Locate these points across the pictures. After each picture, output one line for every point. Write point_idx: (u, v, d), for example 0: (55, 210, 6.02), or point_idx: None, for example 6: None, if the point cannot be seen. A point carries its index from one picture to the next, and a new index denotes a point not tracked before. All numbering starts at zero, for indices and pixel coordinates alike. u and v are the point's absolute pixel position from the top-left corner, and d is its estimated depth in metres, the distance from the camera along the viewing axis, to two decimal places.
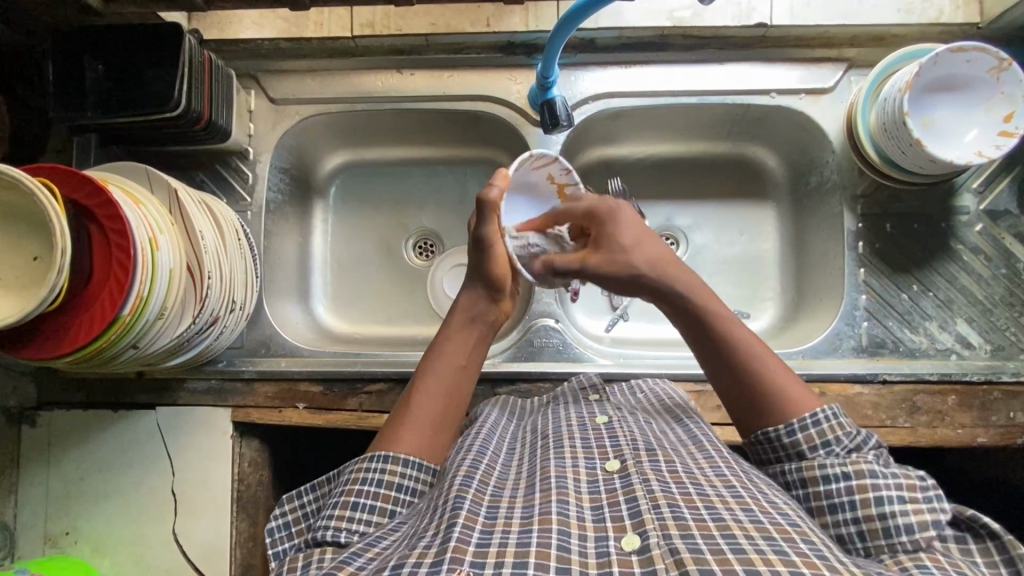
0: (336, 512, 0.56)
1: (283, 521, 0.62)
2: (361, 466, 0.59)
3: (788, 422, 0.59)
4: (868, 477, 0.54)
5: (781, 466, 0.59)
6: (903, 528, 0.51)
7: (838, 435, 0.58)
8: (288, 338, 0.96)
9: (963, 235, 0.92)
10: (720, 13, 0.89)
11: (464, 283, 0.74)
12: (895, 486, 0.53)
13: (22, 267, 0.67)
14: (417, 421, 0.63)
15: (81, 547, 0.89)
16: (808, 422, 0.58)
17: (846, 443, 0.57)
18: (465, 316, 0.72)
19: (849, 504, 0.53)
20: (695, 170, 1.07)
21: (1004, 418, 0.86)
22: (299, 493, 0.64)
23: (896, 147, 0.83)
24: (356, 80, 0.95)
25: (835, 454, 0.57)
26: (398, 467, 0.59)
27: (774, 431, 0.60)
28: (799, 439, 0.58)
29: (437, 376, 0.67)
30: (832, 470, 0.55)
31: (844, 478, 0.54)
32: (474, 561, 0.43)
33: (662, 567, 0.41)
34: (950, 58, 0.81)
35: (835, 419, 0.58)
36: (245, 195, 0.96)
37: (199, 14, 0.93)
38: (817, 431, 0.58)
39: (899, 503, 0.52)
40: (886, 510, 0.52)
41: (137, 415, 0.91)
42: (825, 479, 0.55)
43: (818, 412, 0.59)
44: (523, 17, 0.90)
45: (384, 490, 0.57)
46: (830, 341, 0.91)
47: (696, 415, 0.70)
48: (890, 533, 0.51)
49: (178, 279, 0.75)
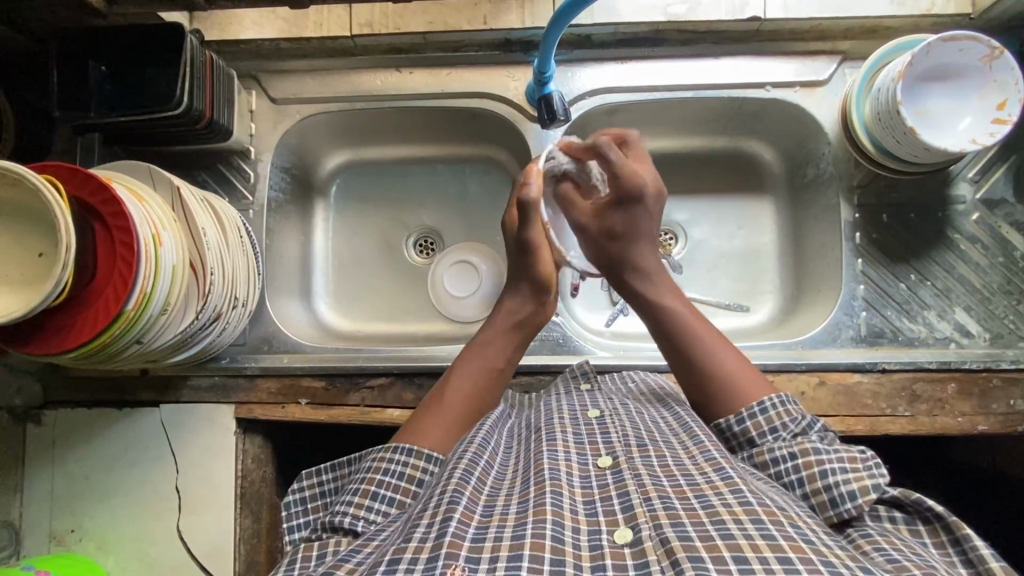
0: (356, 500, 0.56)
1: (299, 497, 0.63)
2: (384, 457, 0.59)
3: (738, 412, 0.60)
4: (812, 454, 0.54)
5: (736, 455, 0.60)
6: (847, 495, 0.51)
7: (784, 420, 0.58)
8: (290, 335, 0.97)
9: (959, 224, 0.92)
10: (714, 8, 0.89)
11: (511, 283, 0.78)
12: (838, 461, 0.53)
13: (26, 264, 0.68)
14: (451, 412, 0.66)
15: (86, 544, 0.90)
16: (755, 410, 0.59)
17: (791, 428, 0.58)
18: (505, 316, 0.76)
19: (799, 481, 0.53)
20: (693, 165, 1.08)
21: (1003, 405, 0.86)
22: (318, 471, 0.64)
23: (890, 136, 0.84)
24: (356, 79, 0.97)
25: (783, 437, 0.57)
26: (422, 462, 0.59)
27: (726, 421, 0.61)
28: (749, 426, 0.59)
29: (472, 371, 0.70)
30: (780, 453, 0.55)
31: (790, 458, 0.55)
32: (470, 556, 0.43)
33: (654, 559, 0.42)
34: (942, 47, 0.82)
35: (783, 405, 0.59)
36: (246, 193, 0.97)
37: (200, 15, 0.94)
38: (765, 417, 0.58)
39: (842, 473, 0.52)
40: (830, 481, 0.52)
41: (141, 413, 0.92)
42: (774, 462, 0.56)
43: (765, 400, 0.59)
44: (519, 14, 0.91)
45: (404, 483, 0.58)
46: (829, 331, 0.91)
47: (687, 403, 0.70)
48: (837, 503, 0.51)
49: (181, 276, 0.76)
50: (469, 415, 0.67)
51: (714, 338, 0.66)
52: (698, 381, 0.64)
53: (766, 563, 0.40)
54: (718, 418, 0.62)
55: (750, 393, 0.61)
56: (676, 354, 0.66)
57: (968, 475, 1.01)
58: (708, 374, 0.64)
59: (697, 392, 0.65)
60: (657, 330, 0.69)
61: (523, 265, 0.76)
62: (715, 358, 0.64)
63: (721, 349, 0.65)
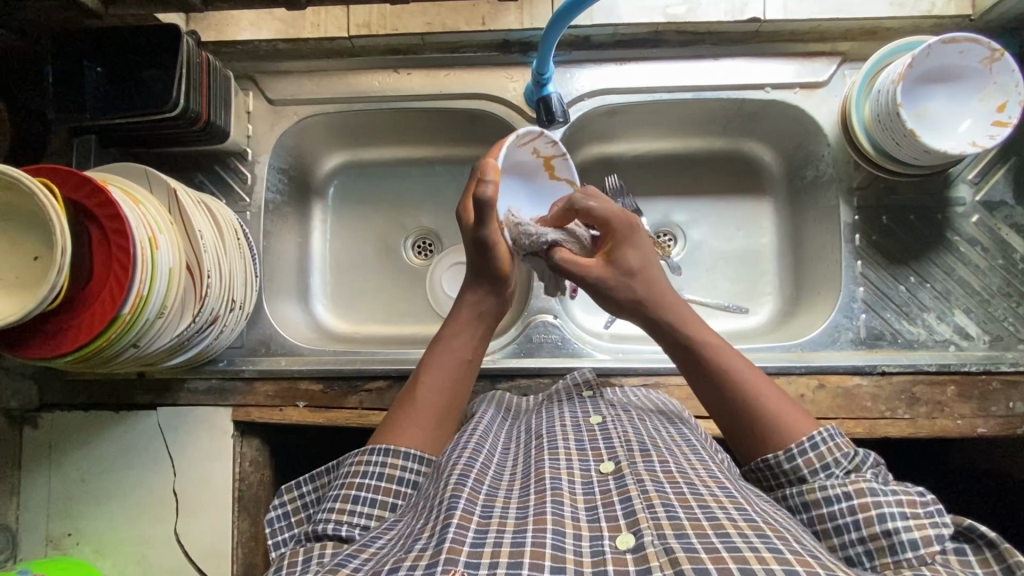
0: (338, 505, 0.56)
1: (282, 512, 0.63)
2: (361, 459, 0.59)
3: (788, 447, 0.59)
4: (869, 494, 0.53)
5: (783, 492, 0.59)
6: (908, 544, 0.49)
7: (836, 456, 0.57)
8: (288, 337, 0.96)
9: (959, 226, 0.92)
10: (713, 8, 0.89)
11: (466, 283, 0.73)
12: (896, 503, 0.52)
13: (22, 266, 0.68)
14: (421, 413, 0.65)
15: (83, 548, 0.89)
16: (806, 445, 0.58)
17: (844, 464, 0.57)
18: (471, 311, 0.71)
19: (853, 524, 0.52)
20: (692, 167, 1.07)
21: (1003, 408, 0.86)
22: (298, 483, 0.64)
23: (891, 139, 0.84)
24: (354, 80, 0.96)
25: (835, 475, 0.57)
26: (400, 459, 0.60)
27: (774, 457, 0.60)
28: (800, 463, 0.58)
29: (439, 369, 0.68)
30: (834, 491, 0.54)
31: (845, 498, 0.53)
32: (469, 561, 0.43)
33: (656, 566, 0.41)
34: (942, 49, 0.81)
35: (833, 440, 0.58)
36: (243, 195, 0.97)
37: (197, 15, 0.93)
38: (816, 454, 0.58)
39: (902, 519, 0.50)
40: (890, 526, 0.50)
41: (138, 416, 0.92)
42: (828, 503, 0.54)
43: (814, 433, 0.59)
44: (518, 14, 0.90)
45: (385, 483, 0.58)
46: (829, 332, 0.91)
47: (693, 422, 0.70)
48: (896, 551, 0.50)
49: (178, 278, 0.76)
50: (445, 409, 0.66)
51: (755, 377, 0.64)
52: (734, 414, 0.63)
53: (772, 574, 0.39)
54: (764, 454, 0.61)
55: (795, 427, 0.60)
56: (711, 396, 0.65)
57: (968, 478, 1.01)
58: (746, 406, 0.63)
59: (732, 426, 0.64)
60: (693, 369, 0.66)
61: (483, 260, 0.70)
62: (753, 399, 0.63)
63: (762, 388, 0.63)
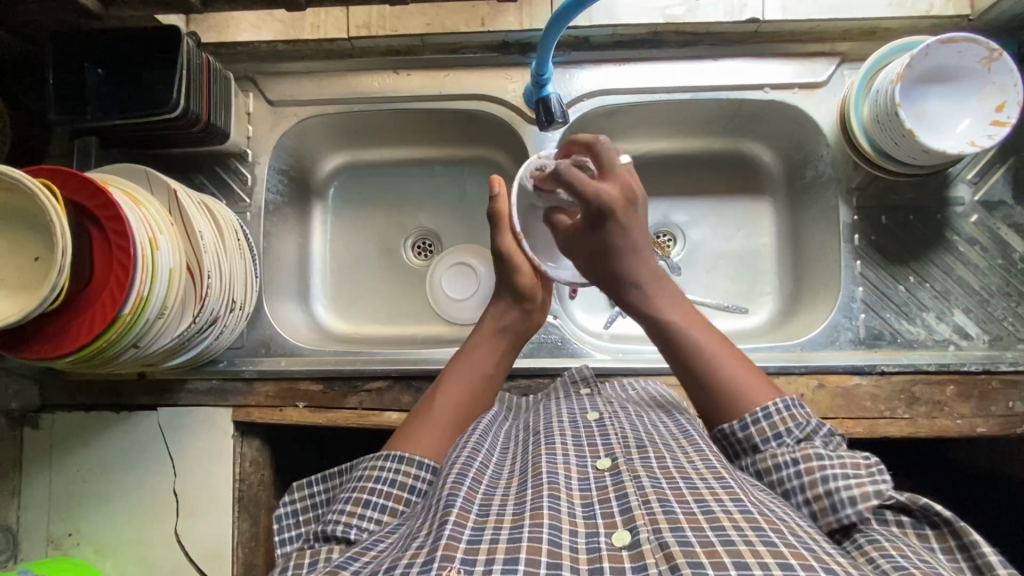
0: (348, 507, 0.56)
1: (291, 509, 0.63)
2: (375, 465, 0.59)
3: (742, 417, 0.60)
4: (813, 460, 0.54)
5: (741, 462, 0.60)
6: (848, 502, 0.51)
7: (789, 425, 0.58)
8: (288, 337, 0.96)
9: (958, 226, 0.92)
10: (712, 9, 0.89)
11: (494, 297, 0.78)
12: (839, 466, 0.53)
13: (23, 267, 0.68)
14: (439, 421, 0.65)
15: (84, 549, 0.89)
16: (759, 415, 0.59)
17: (796, 433, 0.58)
18: (493, 326, 0.75)
19: (800, 489, 0.54)
20: (692, 167, 1.07)
21: (1002, 407, 0.86)
22: (309, 482, 0.64)
23: (890, 139, 0.84)
24: (354, 81, 0.96)
25: (787, 443, 0.57)
26: (413, 467, 0.59)
27: (728, 427, 0.60)
28: (752, 432, 0.59)
29: (460, 378, 0.70)
30: (782, 459, 0.56)
31: (793, 464, 0.55)
32: (465, 558, 0.43)
33: (652, 562, 0.42)
34: (940, 49, 0.82)
35: (788, 410, 0.58)
36: (244, 196, 0.97)
37: (198, 17, 0.94)
38: (769, 423, 0.58)
39: (844, 480, 0.52)
40: (830, 487, 0.52)
41: (139, 416, 0.92)
42: (777, 469, 0.56)
43: (770, 405, 0.59)
44: (517, 16, 0.91)
45: (397, 490, 0.58)
46: (828, 333, 0.91)
47: (687, 411, 0.70)
48: (837, 509, 0.51)
49: (178, 279, 0.76)
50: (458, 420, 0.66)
51: (717, 349, 0.64)
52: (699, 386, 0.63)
53: (767, 570, 0.39)
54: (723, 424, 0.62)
55: (757, 400, 0.60)
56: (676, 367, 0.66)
57: (968, 478, 1.01)
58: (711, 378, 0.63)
59: (699, 399, 0.64)
60: (664, 344, 0.67)
61: (502, 274, 0.77)
62: (714, 370, 0.63)
63: (721, 359, 0.64)
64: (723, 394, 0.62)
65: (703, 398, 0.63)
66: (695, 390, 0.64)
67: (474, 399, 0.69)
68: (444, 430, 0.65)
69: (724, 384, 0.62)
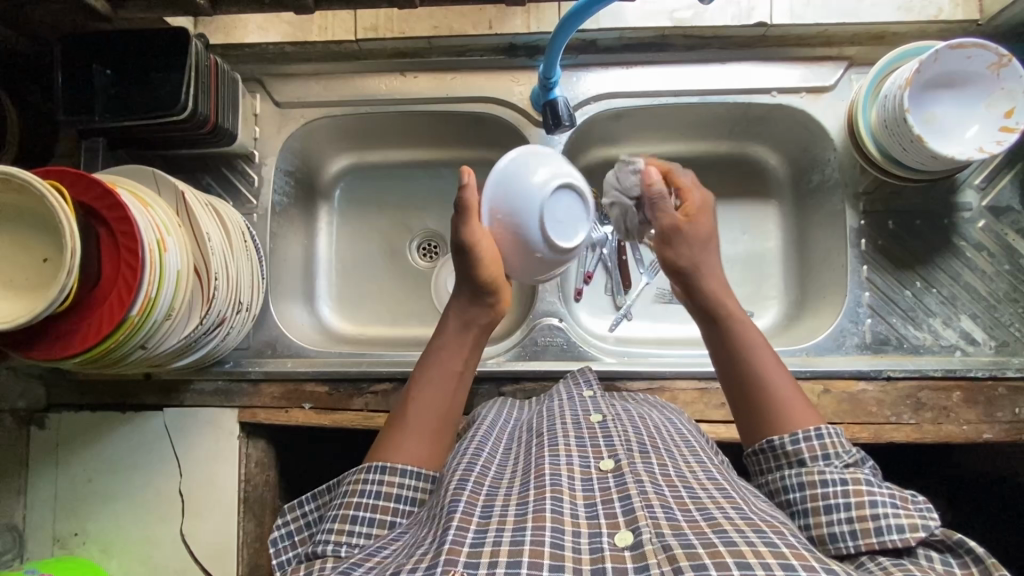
0: (336, 525, 0.56)
1: (285, 531, 0.63)
2: (358, 479, 0.59)
3: (794, 432, 0.61)
4: (864, 484, 0.54)
5: (779, 473, 0.60)
6: (893, 528, 0.51)
7: (838, 450, 0.59)
8: (294, 339, 0.97)
9: (965, 231, 0.92)
10: (720, 12, 0.89)
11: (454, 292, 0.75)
12: (889, 495, 0.53)
13: (31, 267, 0.68)
14: (412, 427, 0.65)
15: (90, 548, 0.90)
16: (811, 434, 0.60)
17: (844, 459, 0.58)
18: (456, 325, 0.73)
19: (844, 505, 0.53)
20: (697, 171, 1.07)
21: (1009, 414, 0.86)
22: (301, 502, 0.64)
23: (897, 143, 0.84)
24: (361, 83, 0.96)
25: (834, 465, 0.58)
26: (396, 477, 0.59)
27: (779, 440, 0.61)
28: (802, 448, 0.60)
29: (432, 385, 0.69)
30: (832, 475, 0.56)
31: (841, 482, 0.55)
32: (469, 561, 0.43)
33: (654, 563, 0.41)
34: (950, 54, 0.81)
35: (838, 436, 0.59)
36: (250, 197, 0.97)
37: (205, 19, 0.94)
38: (820, 443, 0.59)
39: (892, 508, 0.52)
40: (878, 511, 0.52)
41: (145, 417, 0.92)
42: (823, 484, 0.56)
43: (821, 428, 0.60)
44: (525, 19, 0.91)
45: (382, 501, 0.58)
46: (834, 337, 0.91)
47: (683, 414, 0.72)
48: (881, 532, 0.51)
49: (185, 281, 0.76)
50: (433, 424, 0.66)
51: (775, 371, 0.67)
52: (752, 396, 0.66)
53: (769, 570, 0.39)
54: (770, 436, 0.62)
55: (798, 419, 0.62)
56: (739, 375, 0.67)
57: (974, 485, 1.01)
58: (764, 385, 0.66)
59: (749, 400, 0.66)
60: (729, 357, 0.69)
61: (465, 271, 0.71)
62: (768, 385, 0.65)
63: (774, 369, 0.66)
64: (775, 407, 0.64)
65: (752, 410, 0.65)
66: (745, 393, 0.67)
67: (448, 404, 0.68)
68: (420, 433, 0.65)
69: (769, 392, 0.65)
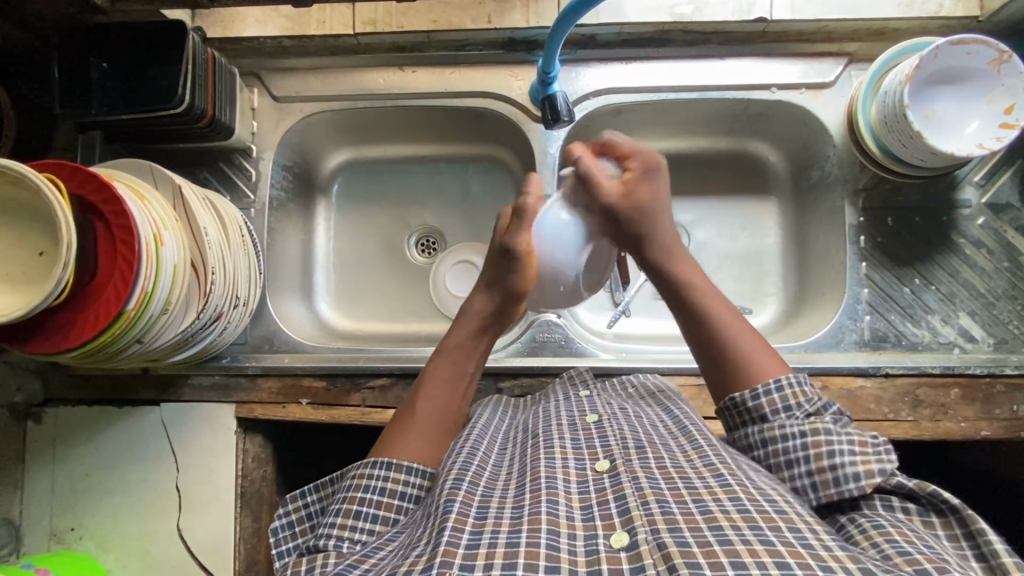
0: (339, 520, 0.56)
1: (286, 521, 0.63)
2: (363, 473, 0.59)
3: (754, 388, 0.60)
4: (823, 435, 0.55)
5: (745, 431, 0.61)
6: (850, 477, 0.52)
7: (799, 399, 0.59)
8: (292, 335, 0.96)
9: (964, 228, 0.92)
10: (720, 8, 0.89)
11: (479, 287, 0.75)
12: (846, 442, 0.54)
13: (26, 262, 0.68)
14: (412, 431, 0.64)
15: (87, 543, 0.90)
16: (771, 388, 0.60)
17: (805, 407, 0.59)
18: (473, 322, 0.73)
19: (805, 458, 0.55)
20: (697, 167, 1.07)
21: (1007, 411, 0.85)
22: (302, 493, 0.64)
23: (896, 139, 0.84)
24: (360, 77, 0.96)
25: (796, 416, 0.58)
26: (401, 474, 0.59)
27: (739, 396, 0.61)
28: (762, 403, 0.60)
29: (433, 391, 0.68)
30: (791, 429, 0.56)
31: (800, 436, 0.55)
32: (464, 564, 0.43)
33: (650, 562, 0.42)
34: (950, 50, 0.81)
35: (799, 385, 0.59)
36: (248, 192, 0.97)
37: (203, 12, 0.94)
38: (779, 395, 0.59)
39: (850, 456, 0.53)
40: (836, 460, 0.53)
41: (142, 411, 0.92)
42: (783, 438, 0.57)
43: (781, 379, 0.60)
44: (524, 13, 0.91)
45: (386, 498, 0.57)
46: (833, 334, 0.91)
47: (677, 399, 0.73)
48: (839, 481, 0.53)
49: (182, 274, 0.76)
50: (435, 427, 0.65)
51: (731, 317, 0.65)
52: (718, 360, 0.64)
53: (763, 567, 0.39)
54: (733, 393, 0.62)
55: (765, 372, 0.62)
56: (704, 349, 0.65)
57: (973, 482, 1.01)
58: (725, 345, 0.64)
59: (714, 363, 0.64)
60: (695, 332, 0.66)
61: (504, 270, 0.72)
62: (729, 341, 0.64)
63: (744, 336, 0.64)
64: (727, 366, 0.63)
65: (708, 371, 0.65)
66: (710, 366, 0.65)
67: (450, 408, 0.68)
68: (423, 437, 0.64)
69: (733, 354, 0.63)
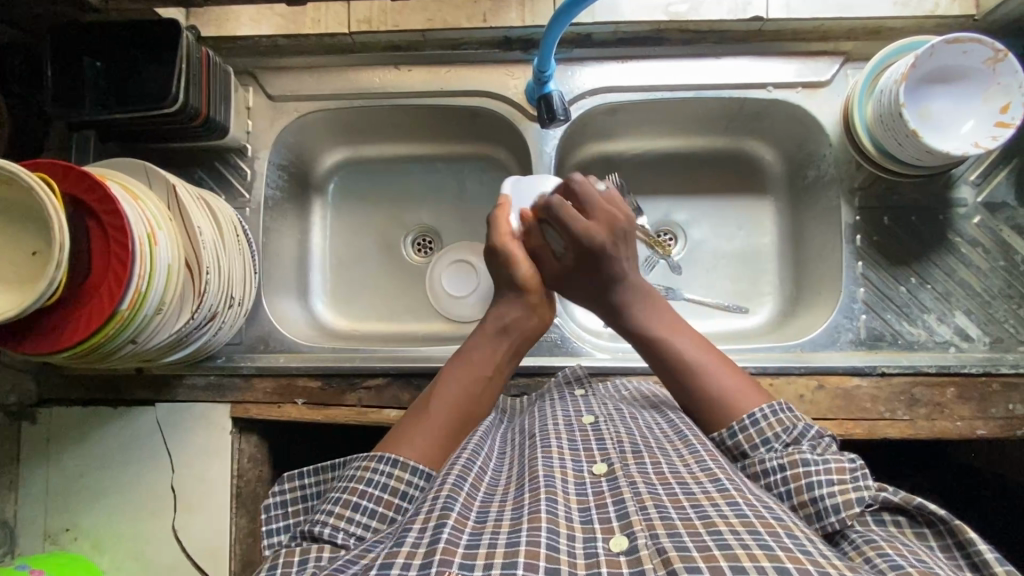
0: (337, 509, 0.54)
1: (280, 500, 0.62)
2: (368, 465, 0.57)
3: (730, 425, 0.62)
4: (801, 466, 0.55)
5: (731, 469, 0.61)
6: (832, 509, 0.52)
7: (777, 431, 0.59)
8: (287, 335, 0.96)
9: (960, 227, 0.92)
10: (717, 6, 0.89)
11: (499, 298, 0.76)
12: (825, 472, 0.54)
13: (20, 262, 0.67)
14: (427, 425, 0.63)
15: (82, 543, 0.89)
16: (747, 423, 0.60)
17: (784, 438, 0.59)
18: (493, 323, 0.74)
19: (787, 492, 0.55)
20: (694, 166, 1.07)
21: (1003, 410, 0.85)
22: (301, 475, 0.63)
23: (892, 139, 0.84)
24: (356, 76, 0.96)
25: (775, 449, 0.58)
26: (406, 473, 0.57)
27: (718, 435, 0.62)
28: (740, 440, 0.60)
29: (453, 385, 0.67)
30: (772, 464, 0.57)
31: (780, 469, 0.56)
32: (463, 562, 0.43)
33: (650, 566, 0.41)
34: (946, 49, 0.81)
35: (775, 415, 0.60)
36: (243, 191, 0.96)
37: (197, 11, 0.93)
38: (756, 430, 0.60)
39: (829, 486, 0.53)
40: (817, 493, 0.53)
41: (137, 412, 0.91)
42: (766, 474, 0.57)
43: (757, 411, 0.61)
44: (520, 12, 0.90)
45: (388, 495, 0.56)
46: (829, 333, 0.91)
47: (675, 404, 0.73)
48: (822, 515, 0.52)
49: (176, 275, 0.75)
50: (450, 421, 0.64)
51: (713, 359, 0.67)
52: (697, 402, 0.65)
53: (762, 573, 0.39)
54: (714, 431, 0.63)
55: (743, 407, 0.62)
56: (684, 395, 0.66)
57: (968, 481, 1.01)
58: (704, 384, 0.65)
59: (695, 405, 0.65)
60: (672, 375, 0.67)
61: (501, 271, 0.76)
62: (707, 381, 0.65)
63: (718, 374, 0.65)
64: (699, 405, 0.65)
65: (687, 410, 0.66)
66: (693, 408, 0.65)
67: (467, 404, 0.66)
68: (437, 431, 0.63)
69: (714, 397, 0.64)
